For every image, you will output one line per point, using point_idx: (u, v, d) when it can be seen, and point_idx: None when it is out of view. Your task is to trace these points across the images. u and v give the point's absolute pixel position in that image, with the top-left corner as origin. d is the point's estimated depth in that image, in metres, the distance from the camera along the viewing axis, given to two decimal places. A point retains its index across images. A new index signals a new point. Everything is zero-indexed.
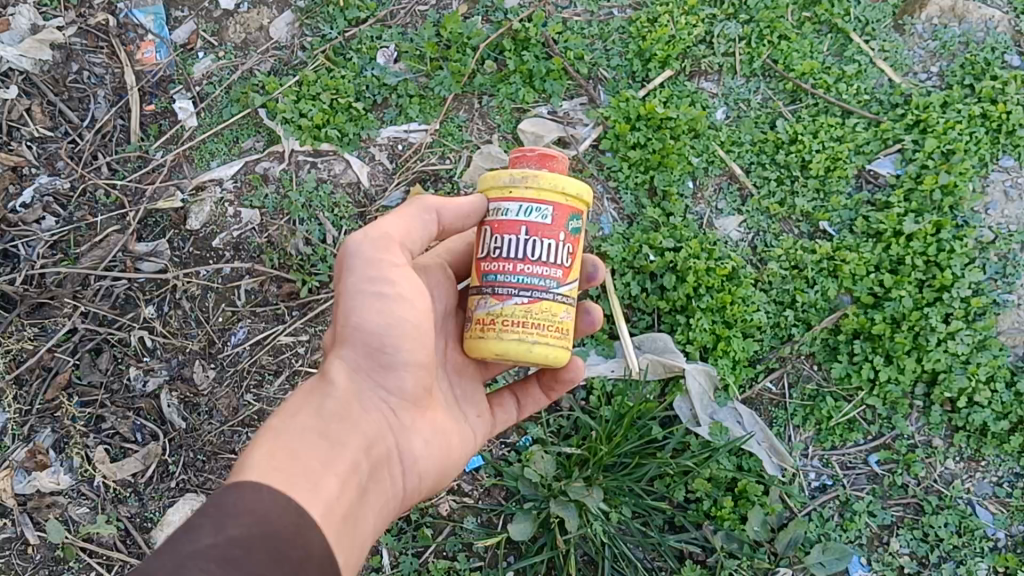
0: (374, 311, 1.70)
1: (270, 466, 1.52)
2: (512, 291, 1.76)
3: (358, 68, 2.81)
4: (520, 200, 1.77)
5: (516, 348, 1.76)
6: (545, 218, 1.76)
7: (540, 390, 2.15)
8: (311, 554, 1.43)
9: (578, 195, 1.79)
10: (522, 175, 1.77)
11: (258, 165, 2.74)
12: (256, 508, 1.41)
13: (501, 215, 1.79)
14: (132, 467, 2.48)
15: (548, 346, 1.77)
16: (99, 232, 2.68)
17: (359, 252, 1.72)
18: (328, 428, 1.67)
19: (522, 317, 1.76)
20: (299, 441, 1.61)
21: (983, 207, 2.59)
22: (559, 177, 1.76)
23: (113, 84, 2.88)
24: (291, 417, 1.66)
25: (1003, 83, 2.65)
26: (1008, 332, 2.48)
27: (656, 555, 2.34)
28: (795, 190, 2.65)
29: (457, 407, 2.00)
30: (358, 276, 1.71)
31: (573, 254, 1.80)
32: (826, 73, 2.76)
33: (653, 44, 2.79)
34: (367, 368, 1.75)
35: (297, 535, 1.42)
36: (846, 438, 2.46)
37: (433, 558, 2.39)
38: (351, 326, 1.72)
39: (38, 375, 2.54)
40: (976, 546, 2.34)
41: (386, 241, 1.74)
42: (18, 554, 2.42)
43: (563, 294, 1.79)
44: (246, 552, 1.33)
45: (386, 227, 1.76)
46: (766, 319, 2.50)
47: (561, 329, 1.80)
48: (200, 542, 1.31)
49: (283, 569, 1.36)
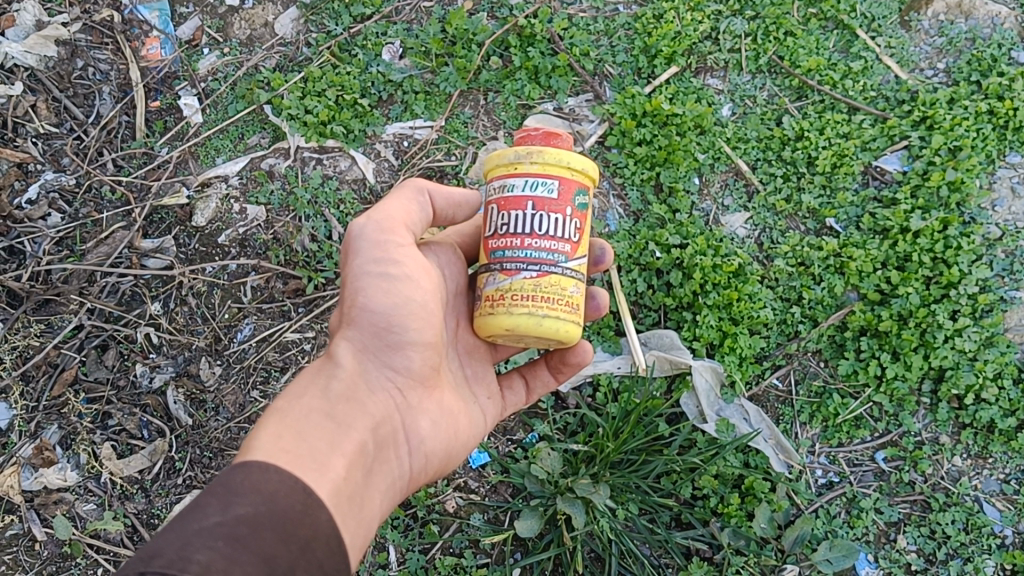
0: (381, 290, 1.72)
1: (277, 446, 1.51)
2: (520, 265, 1.76)
3: (363, 64, 2.81)
4: (525, 175, 1.76)
5: (526, 322, 1.75)
6: (551, 192, 1.76)
7: (550, 373, 2.16)
8: (318, 533, 1.41)
9: (583, 171, 1.79)
10: (526, 151, 1.77)
11: (264, 161, 2.74)
12: (263, 487, 1.40)
13: (506, 191, 1.78)
14: (138, 463, 2.47)
15: (558, 319, 1.76)
16: (104, 229, 2.67)
17: (365, 234, 1.76)
18: (335, 408, 1.66)
19: (532, 291, 1.75)
20: (306, 420, 1.60)
21: (990, 204, 2.58)
22: (563, 152, 1.77)
23: (119, 80, 2.88)
24: (297, 398, 1.66)
25: (1010, 79, 2.65)
26: (1015, 329, 2.47)
27: (663, 552, 2.34)
28: (801, 186, 2.64)
29: (465, 386, 2.00)
30: (365, 257, 1.74)
31: (580, 229, 1.79)
32: (832, 69, 2.75)
33: (659, 40, 2.78)
34: (374, 348, 1.75)
35: (304, 514, 1.41)
36: (852, 435, 2.46)
37: (439, 555, 2.38)
38: (357, 306, 1.73)
39: (44, 371, 2.53)
40: (983, 543, 2.33)
41: (392, 223, 1.78)
42: (25, 550, 2.40)
43: (572, 268, 1.78)
44: (254, 530, 1.32)
45: (392, 211, 1.80)
46: (772, 316, 2.49)
47: (571, 304, 1.79)
48: (207, 519, 1.30)
49: (291, 547, 1.35)
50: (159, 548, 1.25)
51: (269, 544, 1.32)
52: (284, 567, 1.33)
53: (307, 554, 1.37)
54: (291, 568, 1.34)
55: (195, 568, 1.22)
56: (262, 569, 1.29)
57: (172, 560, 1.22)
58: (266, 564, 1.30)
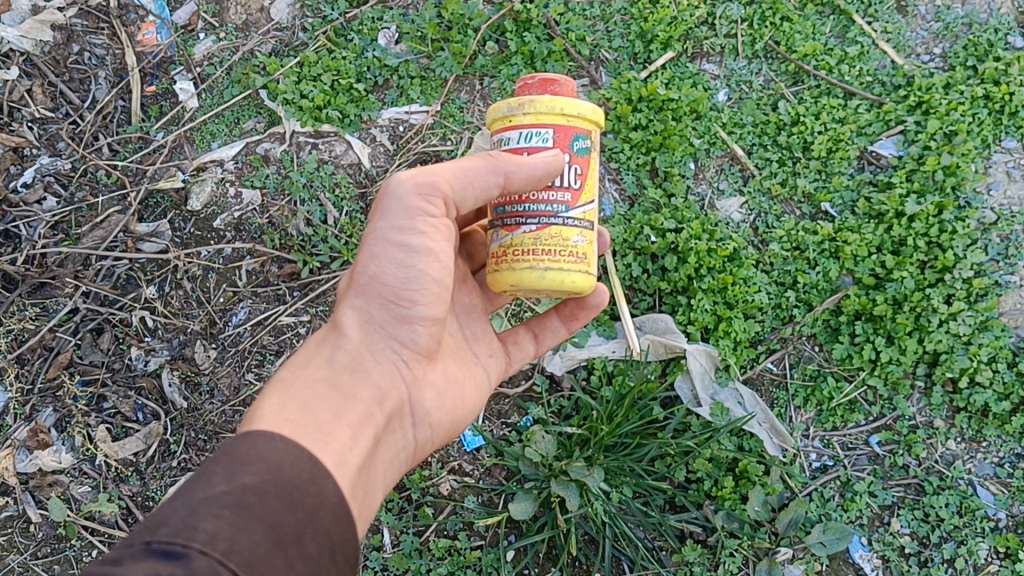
0: (397, 261, 1.70)
1: (281, 416, 1.51)
2: (520, 220, 1.76)
3: (359, 49, 2.80)
4: (520, 127, 1.75)
5: (529, 276, 1.74)
6: (545, 141, 1.73)
7: (561, 322, 2.15)
8: (325, 502, 1.40)
9: (581, 114, 1.76)
10: (518, 103, 1.74)
11: (259, 146, 2.75)
12: (268, 456, 1.40)
13: (504, 145, 1.77)
14: (133, 446, 2.49)
15: (561, 271, 1.74)
16: (100, 213, 2.67)
17: (398, 197, 1.70)
18: (339, 378, 1.67)
19: (533, 245, 1.74)
20: (307, 392, 1.60)
21: (985, 188, 2.59)
22: (556, 99, 1.73)
23: (114, 65, 2.86)
24: (302, 367, 1.66)
25: (1006, 64, 2.64)
26: (1010, 313, 2.48)
27: (656, 534, 2.35)
28: (797, 171, 2.64)
29: (467, 349, 1.99)
30: (389, 222, 1.70)
31: (581, 175, 1.77)
32: (829, 54, 2.75)
33: (655, 25, 2.78)
34: (381, 320, 1.74)
35: (310, 483, 1.40)
36: (846, 419, 2.46)
37: (433, 537, 2.40)
38: (370, 274, 1.72)
39: (39, 354, 2.55)
40: (976, 527, 2.33)
41: (430, 191, 1.70)
42: (21, 531, 2.45)
43: (575, 217, 1.76)
44: (260, 498, 1.32)
45: (441, 173, 1.71)
46: (767, 300, 2.49)
47: (577, 254, 1.76)
48: (213, 488, 1.31)
49: (297, 515, 1.34)
50: (165, 517, 1.25)
51: (275, 513, 1.31)
52: (291, 536, 1.32)
53: (314, 523, 1.36)
54: (298, 537, 1.33)
55: (202, 537, 1.22)
56: (270, 538, 1.29)
57: (178, 529, 1.22)
58: (272, 532, 1.30)
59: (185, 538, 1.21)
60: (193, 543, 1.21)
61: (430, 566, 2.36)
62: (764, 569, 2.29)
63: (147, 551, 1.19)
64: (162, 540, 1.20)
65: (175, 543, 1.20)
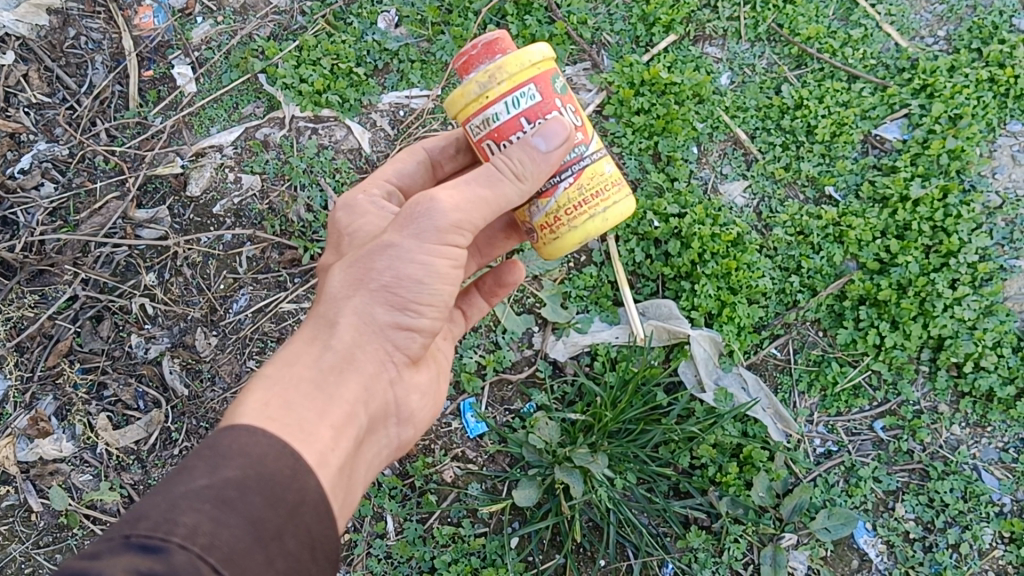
0: (417, 275, 1.55)
1: (264, 414, 1.38)
2: (555, 181, 1.69)
3: (358, 33, 2.82)
4: (500, 98, 1.59)
5: (594, 225, 1.72)
6: (534, 99, 1.61)
7: (482, 298, 2.07)
8: (307, 499, 1.30)
9: (546, 57, 1.63)
10: (485, 76, 1.59)
11: (258, 131, 2.74)
12: (250, 450, 1.30)
13: (493, 122, 1.61)
14: (135, 434, 2.46)
15: (612, 204, 1.74)
16: (98, 199, 2.67)
17: (432, 216, 1.54)
18: (326, 379, 1.50)
19: (581, 197, 1.70)
20: (292, 390, 1.45)
21: (989, 171, 2.56)
22: (519, 54, 1.59)
23: (111, 49, 2.89)
24: (287, 365, 1.49)
25: (1011, 46, 2.61)
26: (1014, 298, 2.44)
27: (661, 521, 2.33)
28: (800, 155, 2.62)
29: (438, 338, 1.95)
30: (416, 240, 1.54)
31: (575, 110, 1.68)
32: (832, 37, 2.74)
33: (657, 8, 2.77)
34: (380, 324, 1.57)
35: (291, 478, 1.30)
36: (851, 404, 2.44)
37: (437, 524, 2.38)
38: (383, 281, 1.55)
39: (39, 342, 2.53)
40: (981, 512, 2.30)
41: (462, 226, 1.56)
42: (22, 521, 2.41)
43: (595, 152, 1.71)
44: (243, 493, 1.23)
45: (472, 209, 1.56)
46: (771, 285, 2.49)
47: (614, 179, 1.74)
48: (194, 482, 1.22)
49: (278, 511, 1.25)
50: (145, 511, 1.18)
51: (257, 508, 1.23)
52: (272, 532, 1.23)
53: (295, 520, 1.27)
54: (280, 533, 1.24)
55: (182, 532, 1.14)
56: (250, 533, 1.20)
57: (158, 523, 1.15)
58: (254, 527, 1.21)
59: (165, 533, 1.14)
60: (173, 538, 1.13)
61: (434, 553, 2.34)
62: (769, 555, 2.26)
63: (126, 545, 1.12)
64: (141, 534, 1.14)
65: (154, 537, 1.13)
